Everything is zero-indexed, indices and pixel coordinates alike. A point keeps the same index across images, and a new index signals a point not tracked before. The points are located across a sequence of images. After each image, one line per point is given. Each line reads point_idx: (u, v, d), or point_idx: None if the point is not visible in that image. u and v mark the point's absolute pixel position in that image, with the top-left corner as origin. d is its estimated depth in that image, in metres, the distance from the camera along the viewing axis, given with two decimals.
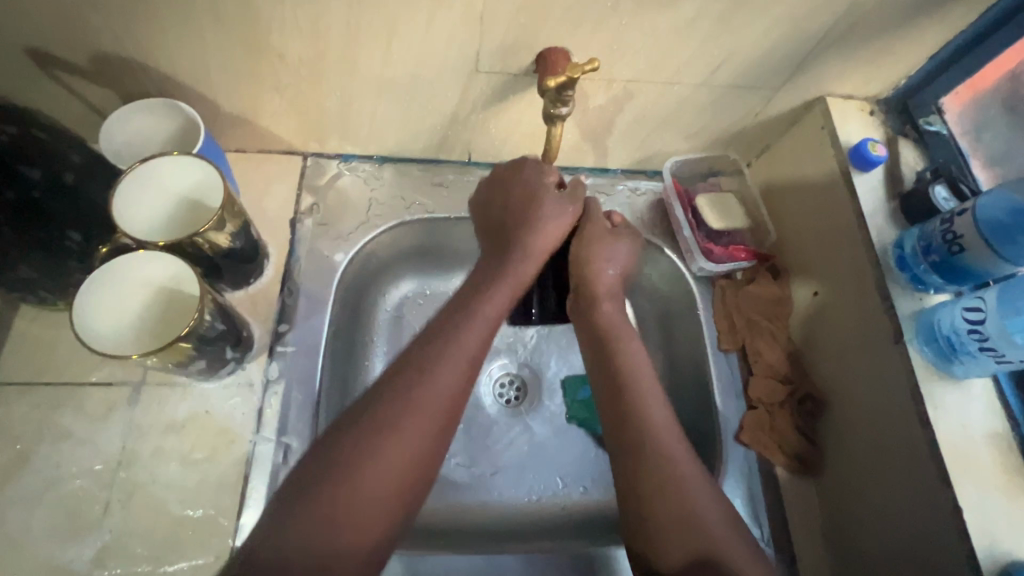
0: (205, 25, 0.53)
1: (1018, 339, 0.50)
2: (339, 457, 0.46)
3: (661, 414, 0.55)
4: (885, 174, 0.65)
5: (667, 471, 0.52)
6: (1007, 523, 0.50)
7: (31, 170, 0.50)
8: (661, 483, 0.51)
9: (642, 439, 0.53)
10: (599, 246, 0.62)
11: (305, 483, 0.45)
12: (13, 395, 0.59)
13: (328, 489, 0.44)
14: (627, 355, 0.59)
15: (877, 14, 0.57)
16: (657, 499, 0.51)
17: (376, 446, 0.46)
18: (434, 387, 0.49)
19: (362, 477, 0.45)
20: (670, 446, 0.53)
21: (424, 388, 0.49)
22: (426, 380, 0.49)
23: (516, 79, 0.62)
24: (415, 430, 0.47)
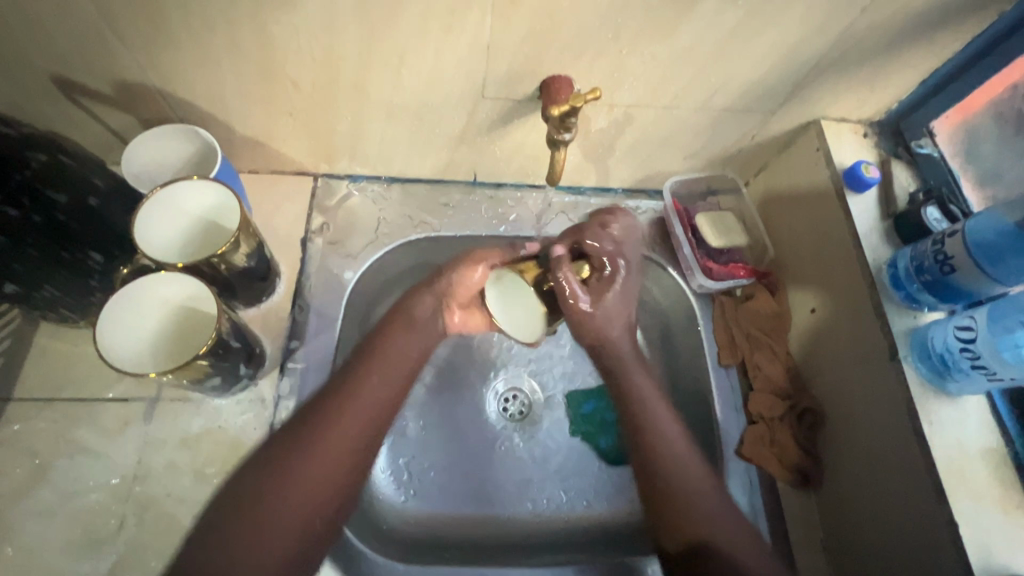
0: (225, 56, 0.56)
1: (1008, 356, 0.51)
2: (270, 473, 0.53)
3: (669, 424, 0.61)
4: (879, 195, 0.67)
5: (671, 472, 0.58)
6: (1003, 537, 0.52)
7: (58, 195, 0.52)
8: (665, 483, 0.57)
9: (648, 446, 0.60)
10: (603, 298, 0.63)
11: (241, 497, 0.52)
12: (33, 410, 0.61)
13: (275, 480, 0.52)
14: (629, 377, 0.64)
15: (866, 43, 0.60)
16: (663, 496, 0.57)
17: (295, 472, 0.53)
18: (357, 412, 0.57)
19: (292, 488, 0.53)
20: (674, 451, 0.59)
21: (345, 414, 0.57)
22: (346, 414, 0.57)
23: (520, 105, 0.65)
24: (335, 454, 0.55)
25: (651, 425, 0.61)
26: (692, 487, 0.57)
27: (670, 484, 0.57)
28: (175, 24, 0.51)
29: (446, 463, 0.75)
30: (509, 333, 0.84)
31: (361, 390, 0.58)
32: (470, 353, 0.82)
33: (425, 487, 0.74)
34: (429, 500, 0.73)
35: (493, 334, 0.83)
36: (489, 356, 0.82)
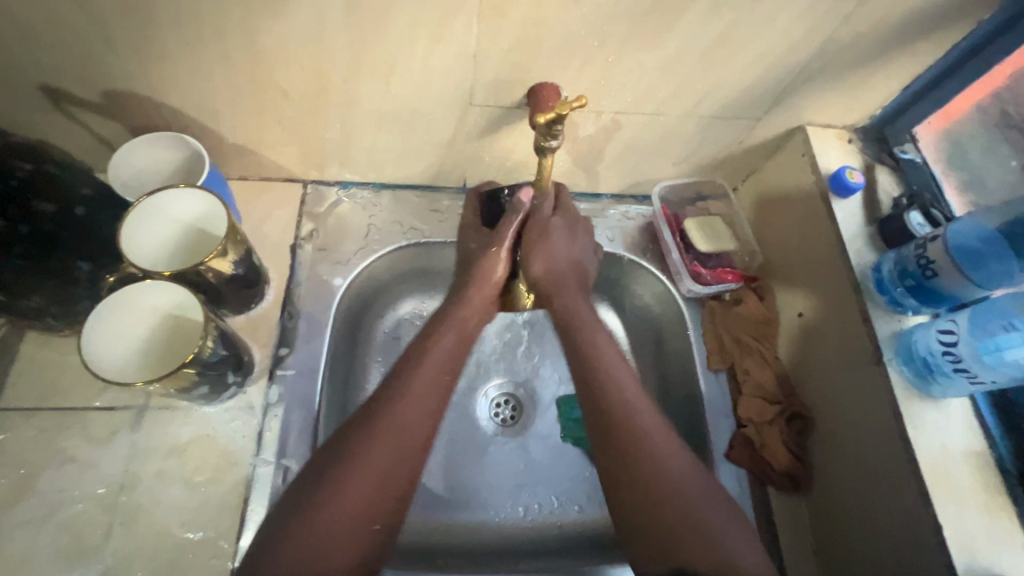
0: (214, 66, 0.56)
1: (989, 360, 0.52)
2: (326, 478, 0.50)
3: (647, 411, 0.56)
4: (864, 199, 0.68)
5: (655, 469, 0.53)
6: (987, 539, 0.52)
7: (45, 205, 0.53)
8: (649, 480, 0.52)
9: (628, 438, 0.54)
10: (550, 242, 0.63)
11: (295, 511, 0.49)
12: (20, 420, 0.60)
13: (321, 499, 0.49)
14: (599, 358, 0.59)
15: (850, 51, 0.61)
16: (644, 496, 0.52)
17: (352, 476, 0.50)
18: (408, 411, 0.54)
19: (337, 506, 0.49)
20: (659, 446, 0.54)
21: (396, 416, 0.53)
22: (394, 412, 0.53)
23: (509, 112, 0.65)
24: (386, 453, 0.52)
25: (628, 412, 0.55)
26: (681, 483, 0.52)
27: (652, 480, 0.52)
28: (163, 34, 0.52)
29: (437, 469, 0.75)
30: (501, 337, 0.84)
31: (412, 385, 0.55)
32: None
33: (416, 494, 0.73)
34: (420, 507, 0.73)
35: (484, 340, 0.83)
36: (481, 362, 0.82)
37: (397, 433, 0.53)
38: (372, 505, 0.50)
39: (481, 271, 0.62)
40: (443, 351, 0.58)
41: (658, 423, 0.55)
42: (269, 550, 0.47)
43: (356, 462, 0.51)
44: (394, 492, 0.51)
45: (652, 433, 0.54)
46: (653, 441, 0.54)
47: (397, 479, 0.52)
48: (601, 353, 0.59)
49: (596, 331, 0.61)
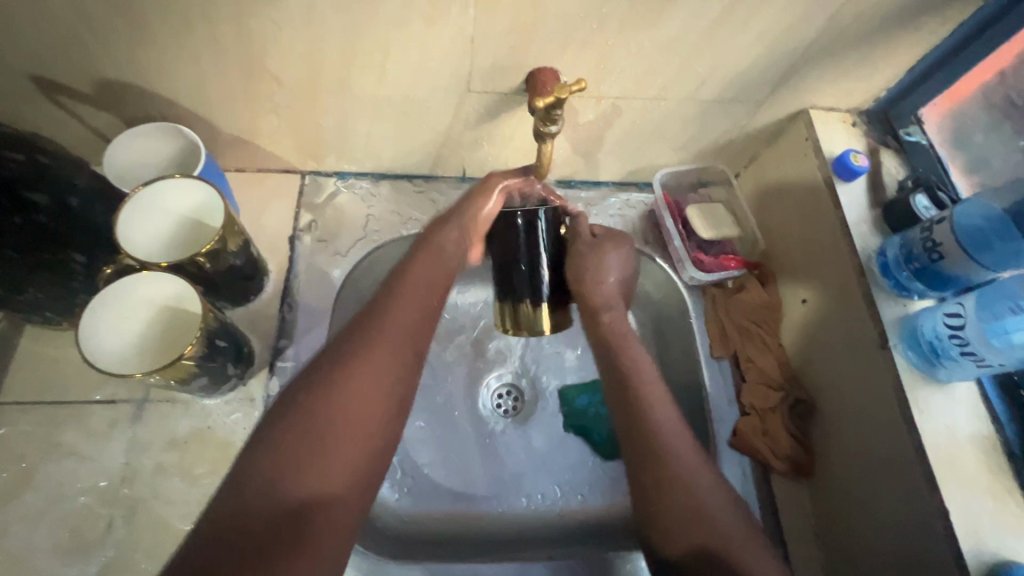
0: (206, 53, 0.55)
1: (997, 343, 0.51)
2: (280, 445, 0.44)
3: (681, 437, 0.56)
4: (868, 183, 0.67)
5: (688, 497, 0.53)
6: (993, 524, 0.52)
7: (38, 196, 0.52)
8: (685, 511, 0.52)
9: (663, 467, 0.54)
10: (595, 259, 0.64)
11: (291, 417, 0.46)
12: (19, 414, 0.60)
13: (323, 405, 0.46)
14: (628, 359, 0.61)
15: (853, 31, 0.60)
16: (675, 525, 0.52)
17: (352, 385, 0.48)
18: (375, 372, 0.49)
19: (340, 413, 0.46)
20: (695, 477, 0.53)
21: (356, 380, 0.48)
22: (357, 375, 0.48)
23: (507, 98, 0.64)
24: (353, 419, 0.47)
25: (664, 445, 0.55)
26: (714, 519, 0.52)
27: (686, 513, 0.52)
28: (152, 21, 0.51)
29: (440, 460, 0.75)
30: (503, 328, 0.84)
31: (375, 349, 0.50)
32: (462, 351, 0.81)
33: (419, 484, 0.73)
34: (423, 496, 0.73)
35: (485, 331, 0.83)
36: (482, 352, 0.82)
37: (364, 397, 0.48)
38: (348, 474, 0.46)
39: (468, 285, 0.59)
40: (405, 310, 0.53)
41: (692, 450, 0.55)
42: (243, 469, 0.43)
43: (311, 425, 0.45)
44: (364, 461, 0.47)
45: (685, 468, 0.54)
46: (687, 472, 0.54)
47: (366, 446, 0.47)
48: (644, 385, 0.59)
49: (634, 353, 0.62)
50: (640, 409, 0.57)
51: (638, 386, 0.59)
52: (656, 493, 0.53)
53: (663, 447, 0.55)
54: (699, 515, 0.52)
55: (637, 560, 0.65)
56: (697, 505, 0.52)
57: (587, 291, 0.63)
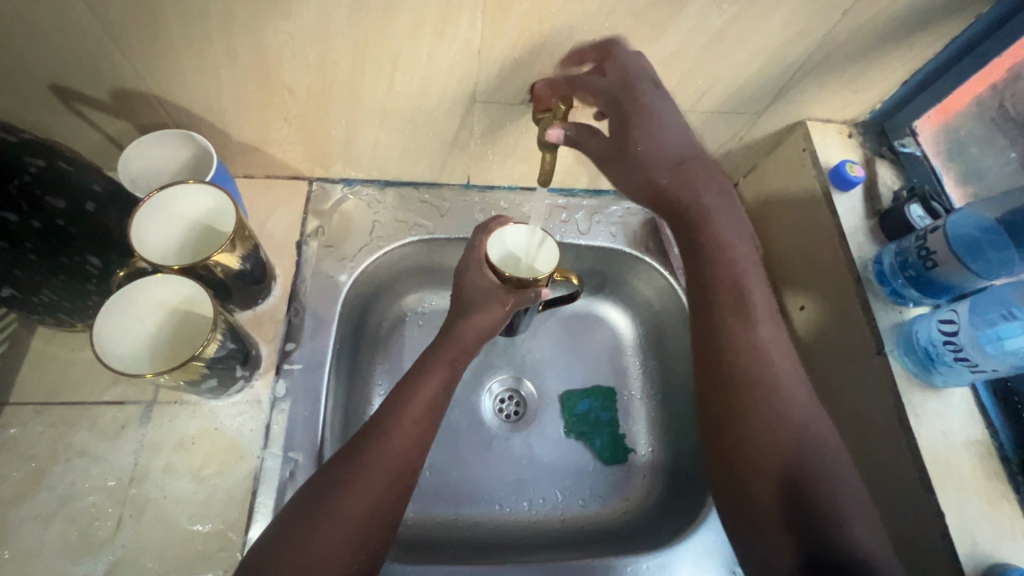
0: (221, 65, 0.57)
1: (990, 349, 0.52)
2: (306, 516, 0.49)
3: (790, 378, 0.55)
4: (864, 193, 0.69)
5: (776, 443, 0.52)
6: (988, 527, 0.52)
7: (57, 200, 0.52)
8: (777, 453, 0.51)
9: (756, 386, 0.54)
10: (659, 120, 0.58)
11: (349, 457, 0.53)
12: (30, 414, 0.61)
13: (372, 442, 0.54)
14: (708, 239, 0.60)
15: (848, 46, 0.61)
16: (768, 461, 0.51)
17: (400, 424, 0.56)
18: (387, 453, 0.54)
19: (389, 443, 0.54)
20: (799, 416, 0.53)
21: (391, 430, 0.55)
22: (370, 458, 0.53)
23: (512, 108, 0.66)
24: (370, 500, 0.51)
25: (762, 381, 0.54)
26: (809, 461, 0.51)
27: (769, 464, 0.51)
28: (170, 33, 0.53)
29: (442, 465, 0.76)
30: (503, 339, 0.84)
31: (390, 434, 0.55)
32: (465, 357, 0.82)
33: (420, 490, 0.74)
34: (425, 502, 0.73)
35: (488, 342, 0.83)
36: (485, 358, 0.83)
37: (378, 477, 0.52)
38: (387, 490, 0.52)
39: (483, 319, 0.64)
40: (434, 382, 0.60)
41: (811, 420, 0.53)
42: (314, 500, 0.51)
43: (333, 498, 0.51)
44: (377, 533, 0.51)
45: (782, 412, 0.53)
46: (790, 430, 0.52)
47: (378, 519, 0.51)
48: (747, 291, 0.59)
49: (720, 240, 0.60)
50: (739, 329, 0.57)
51: (722, 278, 0.59)
52: (758, 439, 0.52)
53: (761, 379, 0.55)
54: (800, 468, 0.50)
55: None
56: (792, 463, 0.51)
57: (654, 169, 0.59)
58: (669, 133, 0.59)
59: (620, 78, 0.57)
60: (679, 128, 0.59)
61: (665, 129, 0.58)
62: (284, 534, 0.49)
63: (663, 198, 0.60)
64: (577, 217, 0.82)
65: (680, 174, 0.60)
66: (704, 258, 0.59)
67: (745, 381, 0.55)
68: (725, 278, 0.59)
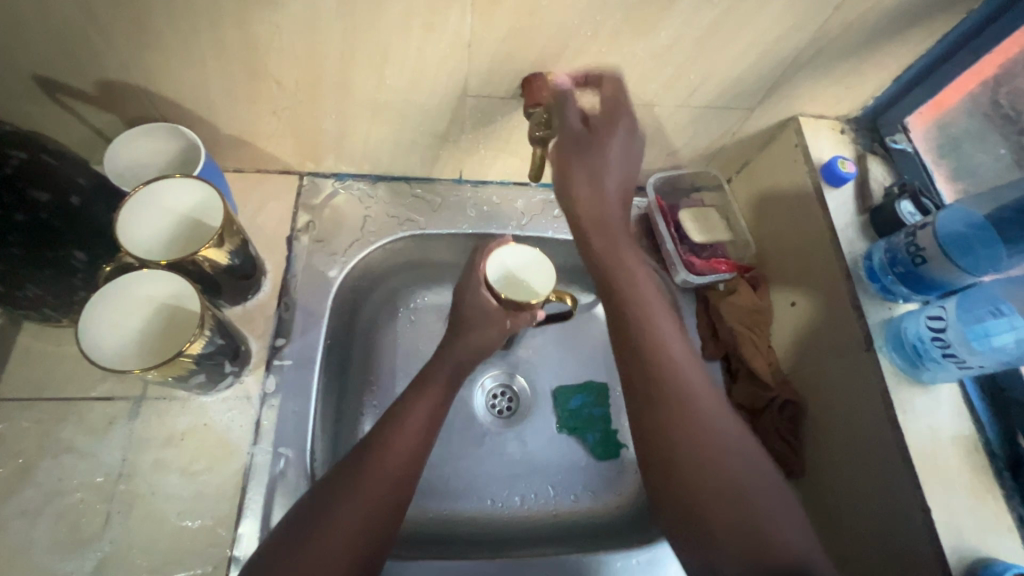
0: (209, 57, 0.56)
1: (978, 345, 0.53)
2: (304, 526, 0.50)
3: (710, 400, 0.55)
4: (855, 189, 0.69)
5: (705, 471, 0.51)
6: (974, 521, 0.53)
7: (41, 193, 0.52)
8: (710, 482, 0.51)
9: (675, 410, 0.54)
10: (615, 154, 0.61)
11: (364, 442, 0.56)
12: (18, 410, 0.61)
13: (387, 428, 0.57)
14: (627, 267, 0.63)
15: (840, 41, 0.61)
16: (703, 490, 0.50)
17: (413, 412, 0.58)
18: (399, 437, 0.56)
19: (402, 427, 0.57)
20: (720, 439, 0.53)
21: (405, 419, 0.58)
22: (385, 443, 0.55)
23: (504, 102, 0.66)
24: (367, 511, 0.51)
25: (683, 410, 0.54)
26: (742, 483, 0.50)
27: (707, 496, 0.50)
28: (155, 25, 0.52)
29: (434, 461, 0.76)
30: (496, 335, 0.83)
31: (403, 421, 0.57)
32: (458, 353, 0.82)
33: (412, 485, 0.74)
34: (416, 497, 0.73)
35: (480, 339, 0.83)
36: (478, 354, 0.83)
37: (375, 489, 0.52)
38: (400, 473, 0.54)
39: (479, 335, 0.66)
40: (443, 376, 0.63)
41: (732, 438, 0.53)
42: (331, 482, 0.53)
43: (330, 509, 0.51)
44: (387, 517, 0.52)
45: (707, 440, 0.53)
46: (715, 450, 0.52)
47: (391, 500, 0.53)
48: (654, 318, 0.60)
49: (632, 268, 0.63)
50: (656, 357, 0.58)
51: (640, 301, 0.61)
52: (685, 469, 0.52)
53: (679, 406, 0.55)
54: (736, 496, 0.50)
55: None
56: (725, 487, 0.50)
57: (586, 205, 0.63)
58: (615, 177, 0.62)
59: (612, 91, 0.61)
60: (620, 168, 0.62)
61: (612, 172, 0.62)
62: (282, 543, 0.49)
63: (578, 224, 0.64)
64: None
65: (604, 209, 0.63)
66: (612, 289, 0.62)
67: (669, 413, 0.54)
68: (638, 302, 0.61)
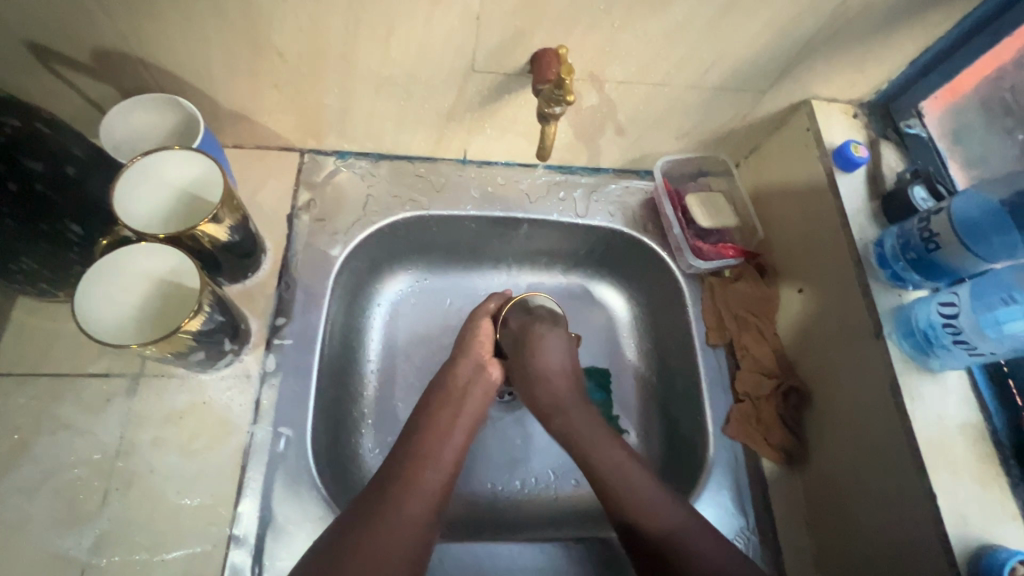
0: (208, 25, 0.54)
1: (990, 332, 0.52)
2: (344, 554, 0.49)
3: (605, 450, 0.61)
4: (868, 175, 0.68)
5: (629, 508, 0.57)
6: (979, 509, 0.53)
7: (36, 163, 0.51)
8: (624, 518, 0.57)
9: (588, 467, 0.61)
10: (545, 341, 0.69)
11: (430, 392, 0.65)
12: (13, 386, 0.59)
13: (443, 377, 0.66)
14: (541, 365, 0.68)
15: (858, 22, 0.60)
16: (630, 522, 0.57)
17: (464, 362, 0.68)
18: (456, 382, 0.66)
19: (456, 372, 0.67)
20: (630, 481, 0.58)
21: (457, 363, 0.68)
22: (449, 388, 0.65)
23: (511, 80, 0.64)
24: (413, 520, 0.53)
25: (616, 477, 0.59)
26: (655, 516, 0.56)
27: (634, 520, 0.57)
28: None
29: None
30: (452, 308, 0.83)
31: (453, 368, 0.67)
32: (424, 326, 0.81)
33: None
34: None
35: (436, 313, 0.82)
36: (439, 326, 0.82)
37: (434, 464, 0.58)
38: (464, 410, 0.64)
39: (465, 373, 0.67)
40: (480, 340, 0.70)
41: (643, 477, 0.59)
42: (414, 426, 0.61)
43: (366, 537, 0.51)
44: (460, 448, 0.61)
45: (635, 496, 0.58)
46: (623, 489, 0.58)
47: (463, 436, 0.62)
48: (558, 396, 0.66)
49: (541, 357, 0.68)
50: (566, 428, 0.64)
51: (536, 373, 0.68)
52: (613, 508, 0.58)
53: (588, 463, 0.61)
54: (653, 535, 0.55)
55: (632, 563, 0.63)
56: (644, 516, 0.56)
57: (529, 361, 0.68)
58: (554, 355, 0.68)
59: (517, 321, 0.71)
60: (562, 354, 0.69)
61: (548, 354, 0.68)
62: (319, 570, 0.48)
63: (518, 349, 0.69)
64: (575, 195, 0.81)
65: (556, 387, 0.67)
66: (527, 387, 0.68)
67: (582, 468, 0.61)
68: (540, 377, 0.67)
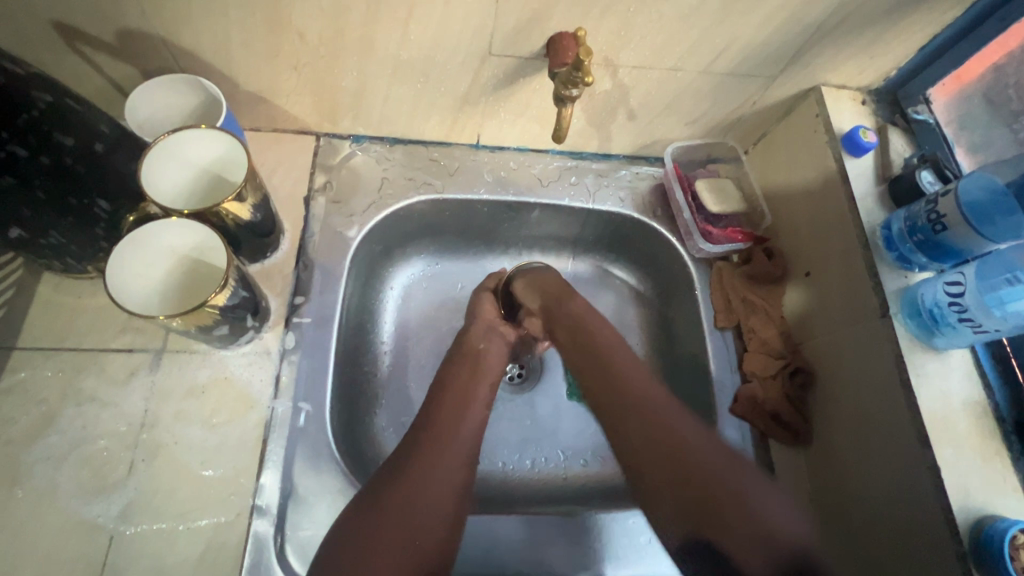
0: (231, 6, 0.55)
1: (995, 310, 0.54)
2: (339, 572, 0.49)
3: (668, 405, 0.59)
4: (875, 160, 0.69)
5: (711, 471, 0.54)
6: (981, 482, 0.54)
7: (66, 138, 0.52)
8: (685, 479, 0.55)
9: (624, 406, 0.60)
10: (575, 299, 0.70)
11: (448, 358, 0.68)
12: (39, 359, 0.61)
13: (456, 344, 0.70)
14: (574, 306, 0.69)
15: (868, 8, 0.61)
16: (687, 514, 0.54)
17: (474, 326, 0.71)
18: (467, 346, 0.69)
19: (468, 337, 0.70)
20: (687, 437, 0.57)
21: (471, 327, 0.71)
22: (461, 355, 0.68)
23: (527, 63, 0.65)
24: (450, 477, 0.56)
25: (674, 422, 0.58)
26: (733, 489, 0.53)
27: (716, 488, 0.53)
28: None
29: None
30: (454, 291, 0.84)
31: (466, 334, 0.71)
32: (429, 311, 0.82)
33: None
34: None
35: (438, 297, 0.83)
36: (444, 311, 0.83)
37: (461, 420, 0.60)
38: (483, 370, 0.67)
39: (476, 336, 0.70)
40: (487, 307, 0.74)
41: (722, 450, 0.56)
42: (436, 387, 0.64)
43: (392, 512, 0.52)
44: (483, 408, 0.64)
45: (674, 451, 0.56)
46: (690, 451, 0.56)
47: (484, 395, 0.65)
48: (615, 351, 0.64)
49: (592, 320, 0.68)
50: (618, 382, 0.62)
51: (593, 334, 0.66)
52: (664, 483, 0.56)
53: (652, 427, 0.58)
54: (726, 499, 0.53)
55: (625, 535, 0.65)
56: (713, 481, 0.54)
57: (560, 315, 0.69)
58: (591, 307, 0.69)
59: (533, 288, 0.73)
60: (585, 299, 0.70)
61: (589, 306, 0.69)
62: (353, 546, 0.51)
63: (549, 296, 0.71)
64: (586, 180, 0.82)
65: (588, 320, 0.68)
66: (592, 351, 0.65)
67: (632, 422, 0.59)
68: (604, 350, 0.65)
